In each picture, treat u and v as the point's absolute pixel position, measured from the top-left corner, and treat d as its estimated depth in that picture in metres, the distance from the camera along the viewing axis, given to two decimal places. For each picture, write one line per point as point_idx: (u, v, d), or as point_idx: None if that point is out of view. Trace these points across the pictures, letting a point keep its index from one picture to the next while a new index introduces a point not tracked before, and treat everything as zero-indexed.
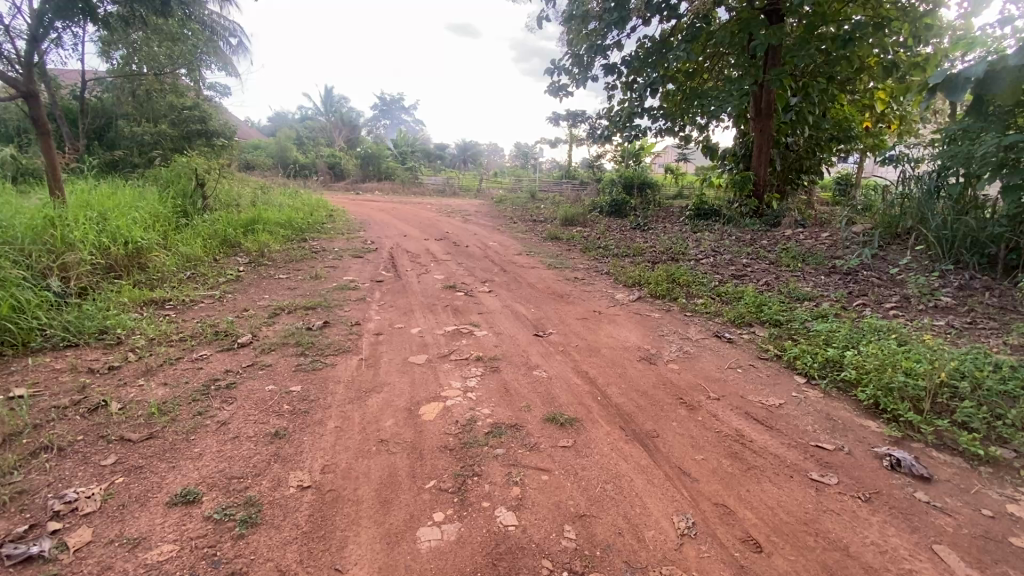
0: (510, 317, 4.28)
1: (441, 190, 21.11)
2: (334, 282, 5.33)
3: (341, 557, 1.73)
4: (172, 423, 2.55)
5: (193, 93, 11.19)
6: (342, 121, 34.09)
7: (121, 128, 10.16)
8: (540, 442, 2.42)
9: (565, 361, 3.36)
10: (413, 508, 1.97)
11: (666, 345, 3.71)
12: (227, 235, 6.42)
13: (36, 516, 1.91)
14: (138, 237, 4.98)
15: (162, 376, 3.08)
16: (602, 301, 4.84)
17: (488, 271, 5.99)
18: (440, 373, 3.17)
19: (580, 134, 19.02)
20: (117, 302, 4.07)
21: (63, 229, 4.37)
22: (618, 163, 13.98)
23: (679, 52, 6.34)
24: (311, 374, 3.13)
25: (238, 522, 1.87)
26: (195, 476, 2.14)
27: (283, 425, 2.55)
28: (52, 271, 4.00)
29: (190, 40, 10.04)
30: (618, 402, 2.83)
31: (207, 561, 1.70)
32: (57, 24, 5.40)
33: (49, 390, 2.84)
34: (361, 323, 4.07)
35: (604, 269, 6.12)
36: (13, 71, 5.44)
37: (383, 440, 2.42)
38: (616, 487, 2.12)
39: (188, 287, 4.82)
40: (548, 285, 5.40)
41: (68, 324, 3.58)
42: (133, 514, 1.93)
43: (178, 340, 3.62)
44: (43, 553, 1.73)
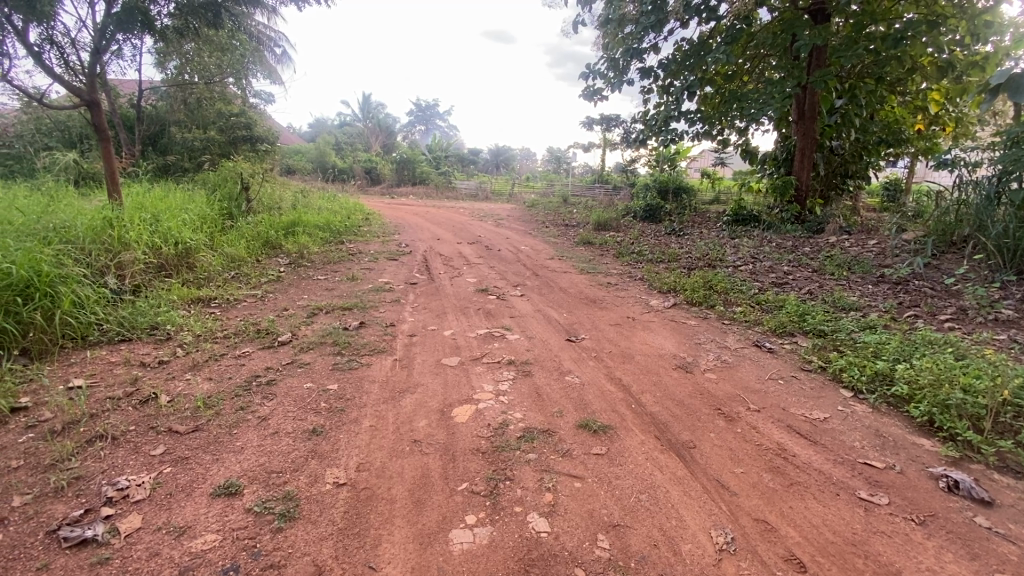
0: (543, 321, 4.26)
1: (474, 194, 21.31)
2: (370, 284, 5.45)
3: (375, 555, 1.75)
4: (216, 417, 2.65)
5: (240, 100, 11.68)
6: (379, 126, 34.96)
7: (173, 134, 10.73)
8: (573, 448, 2.39)
9: (598, 367, 3.31)
10: (446, 509, 1.97)
11: (703, 353, 3.63)
12: (269, 237, 6.66)
13: (91, 501, 2.02)
14: (187, 239, 5.22)
15: (208, 371, 3.20)
16: (635, 306, 4.77)
17: (520, 275, 6.00)
18: (472, 375, 3.19)
19: (614, 138, 18.89)
20: (167, 300, 4.27)
21: (120, 230, 4.63)
22: (653, 167, 13.82)
23: (719, 54, 6.19)
24: (347, 373, 3.20)
25: (277, 516, 1.92)
26: (236, 468, 2.21)
27: (320, 423, 2.61)
28: (109, 269, 4.24)
29: (240, 52, 10.37)
30: (653, 411, 2.77)
31: (247, 552, 1.75)
32: (119, 37, 5.79)
33: (105, 381, 3.00)
34: (396, 325, 4.14)
35: (637, 275, 6.03)
36: (77, 80, 5.83)
37: (416, 440, 2.44)
38: (651, 497, 2.07)
39: (232, 286, 5.02)
40: (581, 289, 5.35)
41: (121, 320, 3.78)
42: (179, 503, 2.00)
43: (222, 337, 3.76)
44: (96, 537, 1.82)
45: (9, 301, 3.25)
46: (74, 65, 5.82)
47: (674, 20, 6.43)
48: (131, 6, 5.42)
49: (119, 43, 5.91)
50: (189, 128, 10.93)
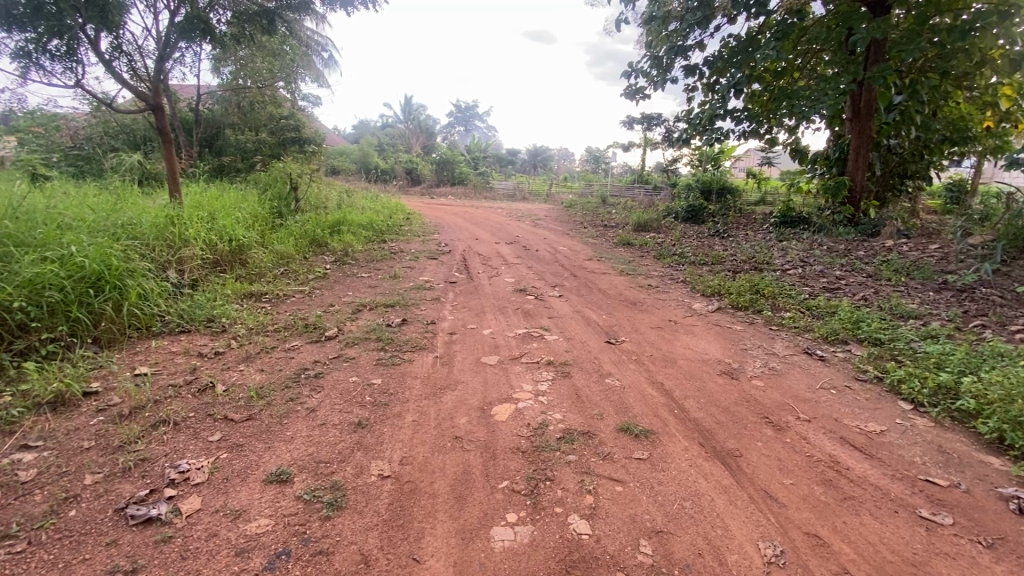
0: (582, 322, 4.23)
1: (512, 195, 21.43)
2: (411, 282, 5.55)
3: (418, 548, 1.78)
4: (268, 406, 2.77)
5: (289, 103, 12.14)
6: (420, 128, 35.62)
7: (228, 136, 11.28)
8: (614, 452, 2.36)
9: (639, 370, 3.26)
10: (487, 506, 1.99)
11: (749, 360, 3.51)
12: (316, 235, 6.89)
13: (155, 482, 2.14)
14: (241, 236, 5.47)
15: (260, 363, 3.35)
16: (677, 309, 4.67)
17: (558, 276, 5.98)
18: (511, 374, 3.20)
19: (655, 138, 18.54)
20: (222, 294, 4.49)
21: (180, 228, 4.90)
22: (696, 167, 13.49)
23: (768, 50, 5.97)
24: (391, 369, 3.28)
25: (325, 505, 1.99)
26: (287, 457, 2.30)
27: (366, 416, 2.68)
28: (170, 264, 4.49)
29: (290, 57, 10.76)
30: (696, 417, 2.71)
31: (298, 538, 1.82)
32: (181, 45, 6.13)
33: (167, 369, 3.19)
34: (436, 322, 4.21)
35: (679, 277, 5.91)
36: (143, 86, 6.21)
37: (457, 437, 2.48)
38: (695, 505, 2.02)
39: (282, 281, 5.23)
40: (620, 291, 5.28)
41: (181, 312, 4.00)
42: (234, 488, 2.11)
43: (273, 330, 3.93)
44: (160, 516, 1.94)
45: (83, 293, 3.49)
46: (140, 71, 6.19)
47: (721, 16, 6.26)
48: (194, 15, 5.73)
49: (181, 50, 6.25)
50: (242, 130, 11.45)
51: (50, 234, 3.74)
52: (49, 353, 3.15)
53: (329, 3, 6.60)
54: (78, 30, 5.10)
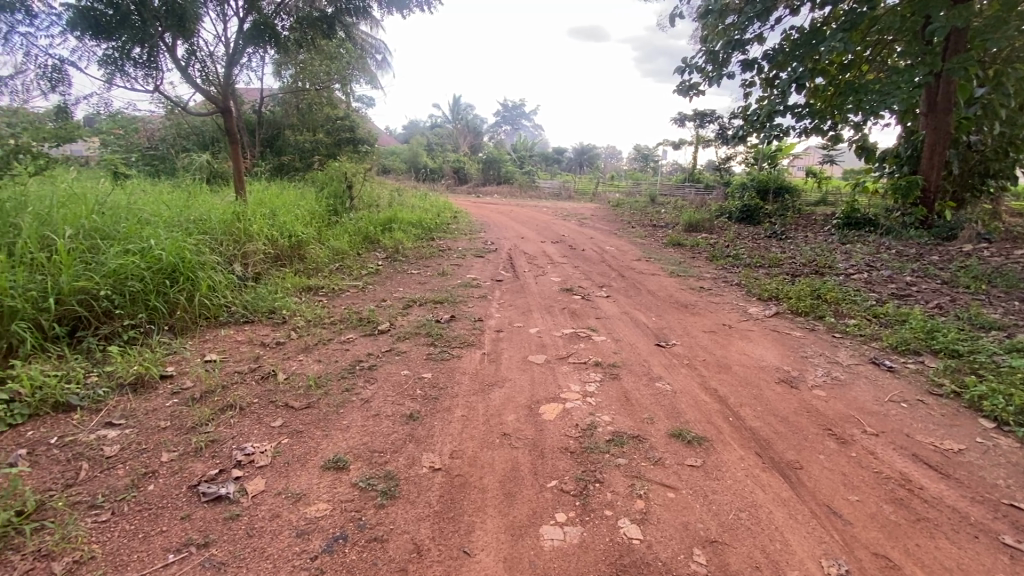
0: (631, 324, 4.16)
1: (557, 194, 21.34)
2: (459, 279, 5.63)
3: (469, 541, 1.81)
4: (326, 396, 2.89)
5: (344, 104, 12.55)
6: (467, 127, 36.05)
7: (288, 137, 11.82)
8: (665, 457, 2.31)
9: (691, 375, 3.17)
10: (536, 504, 1.99)
11: (810, 368, 3.34)
12: (368, 232, 7.12)
13: (224, 462, 2.28)
14: (300, 233, 5.73)
15: (317, 354, 3.50)
16: (732, 313, 4.51)
17: (606, 276, 5.90)
18: (559, 374, 3.19)
19: (707, 135, 17.93)
20: (282, 288, 4.72)
21: (245, 224, 5.17)
22: (752, 165, 12.95)
23: (835, 42, 5.65)
24: (441, 364, 3.34)
25: (379, 493, 2.06)
26: (343, 445, 2.40)
27: (417, 409, 2.75)
28: (236, 258, 4.77)
29: (346, 59, 11.13)
30: (753, 426, 2.60)
31: (354, 523, 1.89)
32: (248, 51, 6.48)
33: (233, 357, 3.38)
34: (484, 320, 4.25)
35: (733, 280, 5.70)
36: (214, 90, 6.60)
37: (505, 434, 2.49)
38: (752, 516, 1.95)
39: (337, 276, 5.44)
40: (671, 293, 5.16)
41: (246, 303, 4.23)
42: (295, 472, 2.21)
43: (329, 323, 4.09)
44: (229, 495, 2.06)
45: (160, 283, 3.75)
46: (211, 76, 6.58)
47: (784, 7, 5.97)
48: (261, 22, 6.04)
49: (248, 55, 6.60)
50: (301, 131, 11.97)
51: (132, 229, 4.04)
52: (131, 338, 3.41)
53: (386, 6, 6.77)
54: (158, 38, 5.48)
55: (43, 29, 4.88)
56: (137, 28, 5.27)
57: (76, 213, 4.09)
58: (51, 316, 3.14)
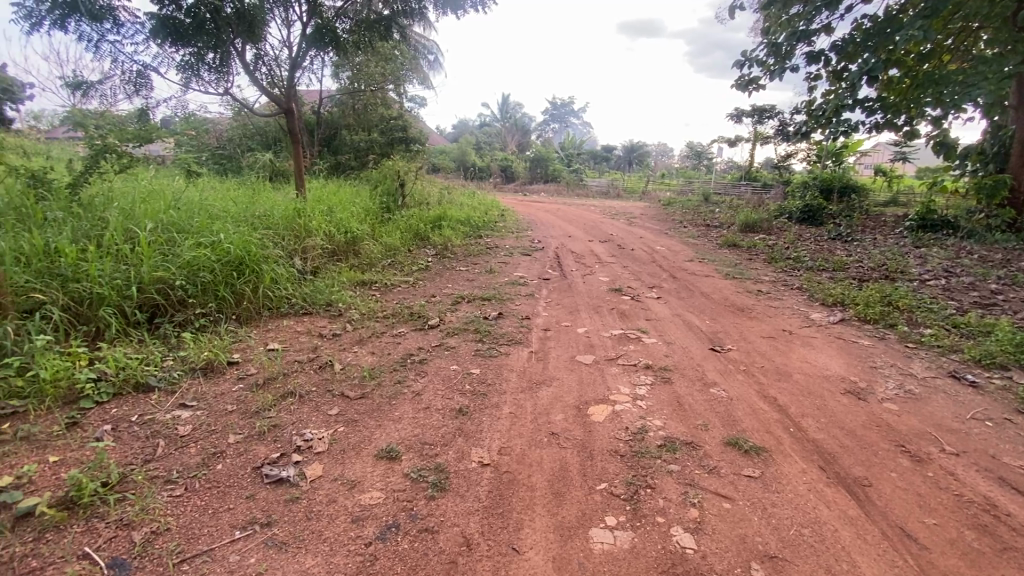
0: (683, 327, 4.03)
1: (605, 192, 21.07)
2: (506, 277, 5.66)
3: (517, 538, 1.81)
4: (379, 387, 2.98)
5: (398, 104, 12.86)
6: (516, 126, 36.14)
7: (344, 137, 12.26)
8: (720, 466, 2.22)
9: (748, 383, 3.04)
10: (586, 506, 1.97)
11: (879, 379, 3.13)
12: (419, 230, 7.27)
13: (285, 446, 2.40)
14: (355, 229, 5.93)
15: (371, 346, 3.61)
16: (792, 319, 4.29)
17: (656, 276, 5.76)
18: (608, 375, 3.14)
19: (766, 132, 17.13)
20: (338, 282, 4.89)
21: (305, 220, 5.41)
22: (814, 163, 12.29)
23: (913, 30, 5.24)
24: (489, 360, 3.37)
25: (430, 485, 2.10)
26: (395, 436, 2.46)
27: (466, 404, 2.78)
28: (297, 252, 4.99)
29: (400, 61, 11.40)
30: (817, 438, 2.46)
31: (406, 513, 1.94)
32: (310, 53, 6.76)
33: (293, 346, 3.54)
34: (531, 318, 4.25)
35: (794, 284, 5.42)
36: (278, 92, 6.93)
37: (554, 433, 2.48)
38: (816, 533, 1.84)
39: (389, 272, 5.60)
40: (725, 296, 4.97)
41: (305, 296, 4.42)
42: (350, 460, 2.29)
43: (382, 316, 4.22)
44: (289, 478, 2.16)
45: (227, 275, 3.97)
46: (277, 78, 6.91)
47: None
48: (323, 26, 6.30)
49: (310, 58, 6.89)
50: (356, 131, 12.39)
51: (204, 224, 4.31)
52: (201, 325, 3.63)
53: (441, 7, 6.87)
54: (229, 44, 5.81)
55: (129, 37, 5.28)
56: (211, 34, 5.61)
57: (155, 208, 4.40)
58: (133, 303, 3.40)
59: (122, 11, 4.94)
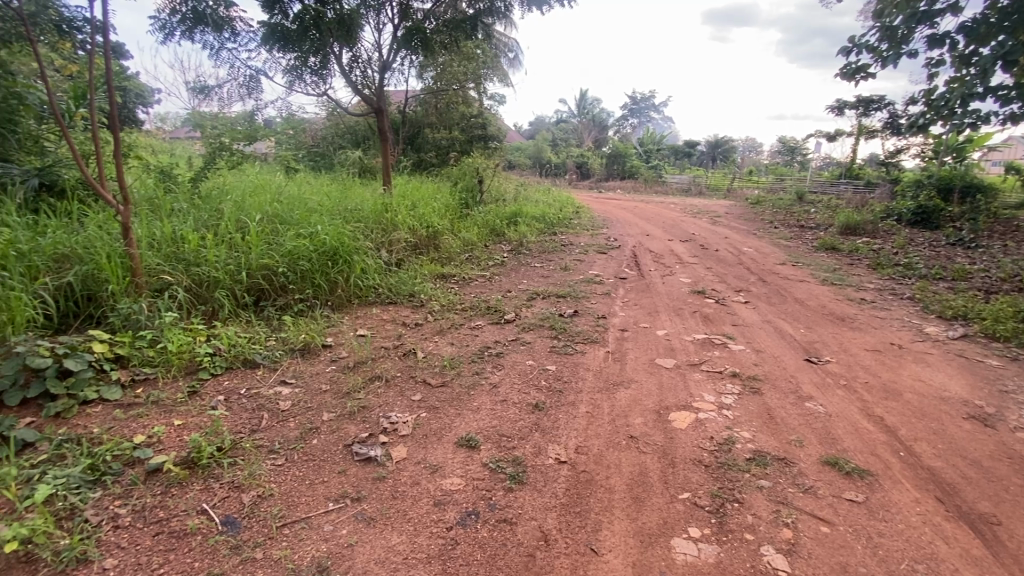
0: (773, 334, 3.78)
1: (686, 189, 20.24)
2: (582, 275, 5.60)
3: (596, 539, 1.79)
4: (459, 376, 3.07)
5: (478, 102, 13.13)
6: (593, 122, 35.63)
7: (427, 135, 12.71)
8: (817, 486, 2.06)
9: (849, 399, 2.79)
10: (667, 514, 1.91)
11: (1012, 406, 2.75)
12: (495, 226, 7.40)
13: (373, 427, 2.54)
14: (436, 224, 6.14)
15: (451, 337, 3.73)
16: (902, 332, 3.88)
17: (743, 279, 5.44)
18: (690, 381, 3.01)
19: (873, 125, 15.55)
20: (420, 274, 5.09)
21: (392, 214, 5.68)
22: (930, 159, 11.01)
23: None
24: (564, 357, 3.36)
25: (508, 477, 2.13)
26: (474, 426, 2.52)
27: (542, 399, 2.79)
28: (383, 245, 5.26)
29: (482, 60, 11.60)
30: (933, 466, 2.21)
31: (486, 502, 1.99)
32: (401, 54, 7.06)
33: (379, 333, 3.74)
34: (607, 317, 4.17)
35: (904, 293, 4.91)
36: (370, 91, 7.31)
37: (633, 436, 2.42)
38: (932, 571, 1.66)
39: (467, 266, 5.75)
40: (822, 303, 4.59)
41: (390, 286, 4.64)
42: (432, 445, 2.38)
43: (461, 309, 4.34)
44: (377, 457, 2.29)
45: (323, 264, 4.26)
46: (369, 80, 7.28)
47: None
48: (413, 28, 6.55)
49: (400, 58, 7.18)
50: (438, 129, 12.81)
51: (303, 216, 4.65)
52: (299, 309, 3.94)
53: (526, 5, 6.89)
54: (329, 48, 6.21)
55: (244, 45, 5.81)
56: (313, 40, 6.03)
57: (262, 201, 4.82)
58: (243, 286, 3.74)
59: (239, 21, 5.44)
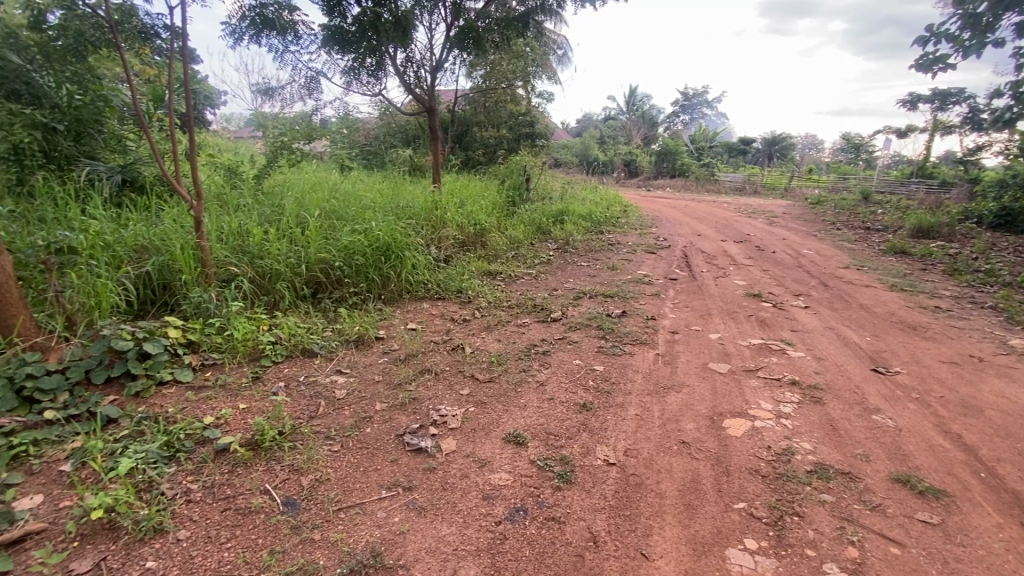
0: (835, 342, 3.59)
1: (739, 188, 19.51)
2: (630, 275, 5.50)
3: (647, 544, 1.77)
4: (506, 373, 3.09)
5: (526, 100, 13.13)
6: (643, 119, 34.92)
7: (475, 133, 12.83)
8: (886, 505, 1.94)
9: (922, 413, 2.61)
10: (721, 523, 1.85)
11: None
12: (541, 224, 7.40)
13: (423, 419, 2.59)
14: (483, 222, 6.20)
15: (498, 333, 3.76)
16: (982, 343, 3.59)
17: (802, 283, 5.19)
18: (746, 388, 2.90)
19: (949, 119, 14.45)
20: (468, 270, 5.15)
21: (441, 212, 5.78)
22: (1017, 157, 10.11)
23: None
24: (612, 358, 3.31)
25: (556, 475, 2.13)
26: (522, 422, 2.54)
27: (590, 400, 2.76)
28: (432, 241, 5.36)
29: (531, 58, 11.59)
30: (1020, 490, 2.04)
31: (535, 499, 1.99)
32: (453, 54, 7.16)
33: (429, 328, 3.82)
34: (657, 319, 4.08)
35: (985, 302, 4.53)
36: (422, 90, 7.45)
37: (685, 442, 2.36)
38: None
39: (514, 264, 5.77)
40: (890, 310, 4.31)
41: (439, 282, 4.73)
42: (480, 439, 2.41)
43: (508, 306, 4.36)
44: (427, 448, 2.34)
45: (376, 259, 4.38)
46: (421, 80, 7.42)
47: None
48: (466, 27, 6.63)
49: (452, 58, 7.29)
50: (487, 127, 12.92)
51: (358, 212, 4.81)
52: (353, 302, 4.08)
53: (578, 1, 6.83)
54: (385, 48, 6.38)
55: (306, 47, 6.06)
56: (370, 41, 6.21)
57: (320, 198, 5.02)
58: (302, 279, 3.91)
59: (302, 25, 5.68)
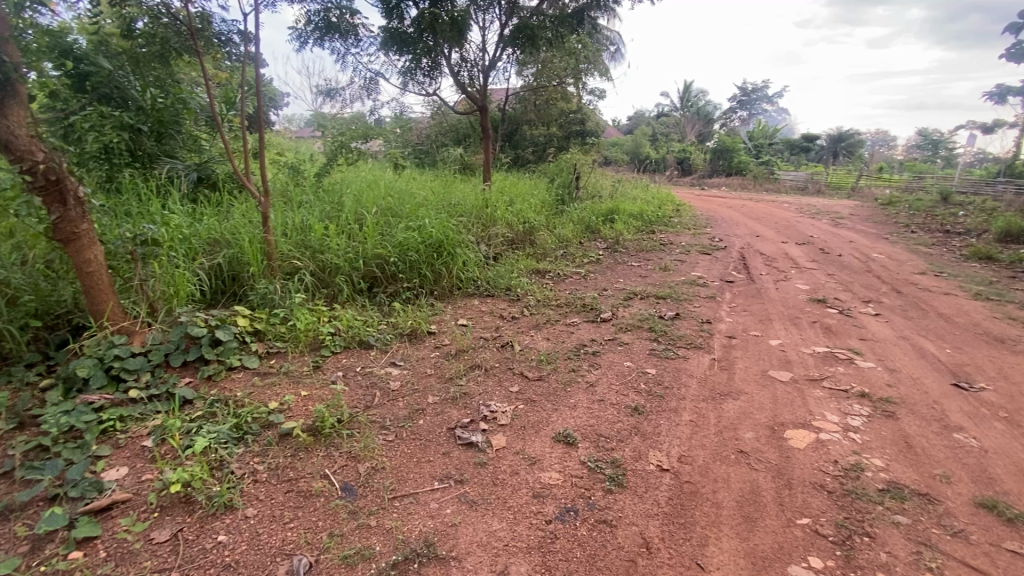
0: (910, 353, 3.35)
1: (800, 188, 18.54)
2: (683, 276, 5.34)
3: (703, 554, 1.71)
4: (555, 372, 3.08)
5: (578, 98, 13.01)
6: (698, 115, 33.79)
7: (525, 131, 12.85)
8: (970, 531, 1.79)
9: (1011, 434, 2.39)
10: (783, 539, 1.77)
11: None
12: (591, 223, 7.31)
13: (474, 414, 2.63)
14: (533, 220, 6.20)
15: (547, 332, 3.75)
16: None
17: (872, 289, 4.87)
18: (810, 398, 2.76)
19: None
20: (517, 268, 5.17)
21: (492, 210, 5.83)
22: None
23: None
24: (665, 361, 3.23)
25: (608, 478, 2.11)
26: (572, 422, 2.52)
27: (641, 403, 2.71)
28: (482, 239, 5.41)
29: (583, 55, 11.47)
30: None
31: (585, 500, 1.98)
32: (506, 52, 7.20)
33: (478, 324, 3.86)
34: (712, 323, 3.94)
35: None
36: (475, 89, 7.53)
37: (743, 451, 2.27)
38: None
39: (563, 262, 5.74)
40: (974, 321, 3.97)
41: (489, 279, 4.77)
42: (530, 437, 2.41)
43: (558, 305, 4.34)
44: (478, 443, 2.37)
45: (429, 256, 4.48)
46: (475, 80, 7.50)
47: None
48: (519, 26, 6.64)
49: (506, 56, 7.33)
50: (537, 126, 12.89)
51: (412, 210, 4.93)
52: (407, 297, 4.18)
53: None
54: (440, 49, 6.50)
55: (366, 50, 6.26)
56: (426, 43, 6.35)
57: (376, 195, 5.18)
58: (359, 274, 4.05)
59: (362, 28, 5.87)
